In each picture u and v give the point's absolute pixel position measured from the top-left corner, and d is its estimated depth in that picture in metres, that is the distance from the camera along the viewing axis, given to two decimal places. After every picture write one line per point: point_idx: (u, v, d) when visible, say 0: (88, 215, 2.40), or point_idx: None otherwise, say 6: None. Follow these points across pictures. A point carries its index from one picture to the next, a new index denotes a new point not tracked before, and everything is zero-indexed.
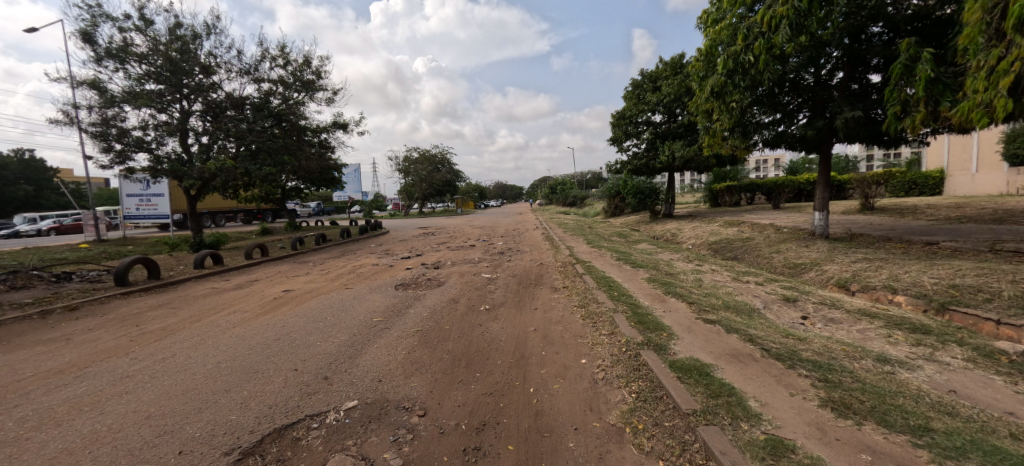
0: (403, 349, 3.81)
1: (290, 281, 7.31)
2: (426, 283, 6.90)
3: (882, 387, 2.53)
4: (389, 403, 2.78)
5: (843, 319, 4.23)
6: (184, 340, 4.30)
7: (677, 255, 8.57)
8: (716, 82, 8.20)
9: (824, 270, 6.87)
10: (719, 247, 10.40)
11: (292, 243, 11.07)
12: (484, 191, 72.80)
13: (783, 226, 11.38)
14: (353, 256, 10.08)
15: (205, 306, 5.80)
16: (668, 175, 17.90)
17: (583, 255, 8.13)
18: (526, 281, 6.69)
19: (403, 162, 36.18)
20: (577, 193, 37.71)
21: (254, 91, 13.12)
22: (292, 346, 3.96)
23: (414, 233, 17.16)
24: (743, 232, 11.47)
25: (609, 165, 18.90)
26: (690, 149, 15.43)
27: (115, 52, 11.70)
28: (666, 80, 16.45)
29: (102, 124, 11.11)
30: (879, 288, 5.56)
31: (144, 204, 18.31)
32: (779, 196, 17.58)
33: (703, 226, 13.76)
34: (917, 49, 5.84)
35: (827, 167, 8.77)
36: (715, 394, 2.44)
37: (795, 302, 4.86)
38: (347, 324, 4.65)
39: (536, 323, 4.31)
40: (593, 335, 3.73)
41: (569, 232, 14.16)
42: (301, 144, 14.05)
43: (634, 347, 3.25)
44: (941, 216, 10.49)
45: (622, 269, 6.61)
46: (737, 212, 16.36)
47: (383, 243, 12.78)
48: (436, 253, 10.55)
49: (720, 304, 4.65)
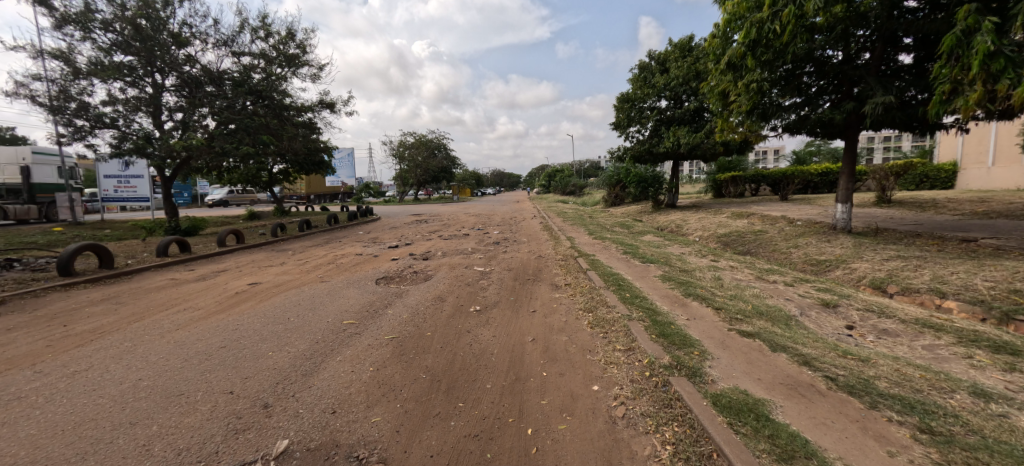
0: (372, 364, 3.10)
1: (260, 273, 6.56)
2: (411, 277, 6.18)
3: (1012, 445, 1.85)
4: (339, 449, 2.09)
5: (901, 332, 3.55)
6: (111, 347, 3.56)
7: (688, 248, 7.90)
8: (737, 58, 7.35)
9: (854, 268, 6.20)
10: (730, 240, 9.70)
11: (272, 229, 10.30)
12: (481, 180, 72.06)
13: (797, 219, 10.72)
14: (336, 245, 9.35)
15: (155, 301, 5.05)
16: (673, 163, 17.17)
17: (586, 247, 7.44)
18: (523, 276, 5.99)
19: (399, 147, 35.21)
20: (576, 182, 36.89)
21: (233, 64, 12.19)
22: (237, 359, 3.23)
23: (407, 220, 16.40)
24: (754, 225, 10.79)
25: (610, 151, 18.12)
26: (697, 136, 14.71)
27: (77, 18, 10.72)
28: (675, 63, 15.70)
29: (63, 97, 10.20)
30: (925, 292, 4.88)
31: (123, 186, 17.48)
32: (787, 187, 16.85)
33: (710, 217, 13.09)
34: (977, 20, 5.04)
35: (853, 155, 8.01)
36: (787, 455, 1.76)
37: (836, 308, 4.16)
38: (311, 328, 3.92)
39: (535, 332, 3.59)
40: (606, 351, 3.03)
41: (569, 222, 13.43)
42: (285, 124, 13.15)
43: (661, 372, 2.55)
44: (967, 210, 9.81)
45: (631, 264, 5.92)
46: (743, 204, 15.73)
47: (371, 231, 12.04)
48: (427, 242, 9.85)
49: (751, 310, 3.95)
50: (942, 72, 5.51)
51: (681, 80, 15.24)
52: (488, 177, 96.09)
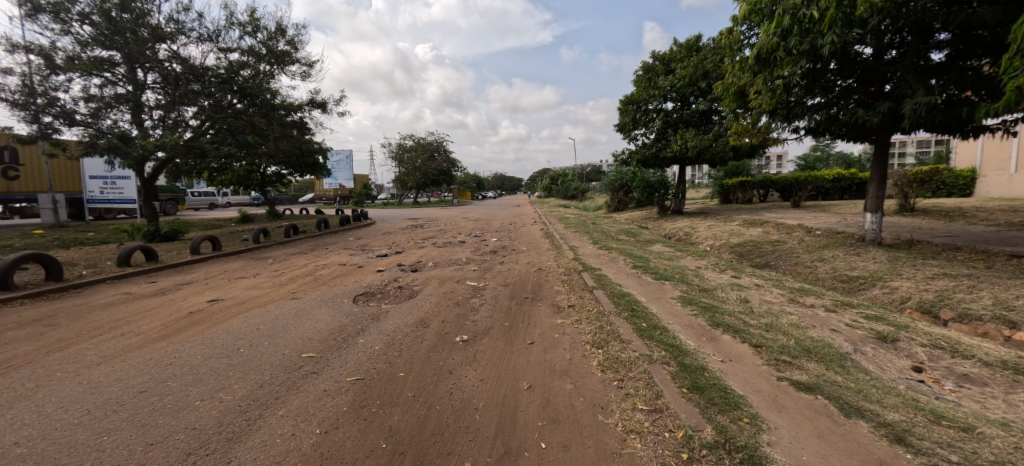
0: (320, 423, 2.41)
1: (228, 286, 5.88)
2: (395, 293, 5.50)
3: None
4: None
5: (988, 380, 2.87)
6: (8, 389, 2.88)
7: (702, 260, 7.21)
8: (760, 50, 6.64)
9: (893, 287, 5.51)
10: (745, 251, 8.99)
11: (255, 235, 9.65)
12: (481, 183, 71.65)
13: (816, 229, 10.02)
14: (321, 253, 8.69)
15: (94, 322, 4.36)
16: (680, 167, 16.49)
17: (591, 259, 6.77)
18: (521, 293, 5.31)
19: (397, 149, 34.61)
20: (578, 185, 36.30)
21: (218, 60, 11.56)
22: (151, 415, 2.54)
23: (402, 224, 15.77)
24: (769, 234, 10.09)
25: (615, 155, 17.45)
26: (705, 139, 14.04)
27: (51, 9, 10.11)
28: (682, 63, 15.08)
29: (33, 93, 9.58)
30: (989, 320, 4.19)
31: (109, 187, 16.87)
32: (799, 194, 16.15)
33: (721, 225, 12.40)
34: None
35: (884, 160, 7.31)
36: None
37: (895, 343, 3.47)
38: (261, 364, 3.24)
39: (532, 376, 2.88)
40: (624, 411, 2.33)
41: (571, 228, 12.75)
42: (274, 123, 12.50)
43: (705, 455, 1.86)
44: (1001, 220, 9.10)
45: (643, 281, 5.22)
46: (754, 211, 15.05)
47: (362, 237, 11.37)
48: (419, 250, 9.17)
49: (795, 346, 3.26)
50: (1012, 64, 4.63)
51: (688, 81, 14.60)
52: (489, 180, 95.68)
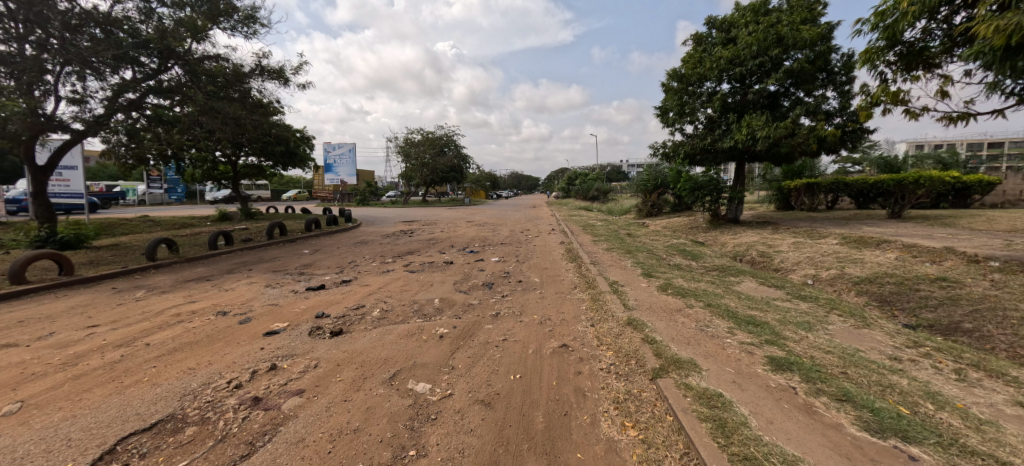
0: None
1: None
2: (225, 428, 2.37)
3: None
4: None
5: None
6: None
7: (866, 327, 3.86)
8: None
9: None
10: (891, 295, 5.64)
11: (152, 246, 6.73)
12: (496, 181, 68.62)
13: (987, 257, 6.53)
14: (224, 284, 5.64)
15: None
16: (737, 164, 12.97)
17: (661, 328, 3.48)
18: (520, 453, 2.10)
19: (403, 144, 31.73)
20: (600, 185, 32.69)
21: (132, 9, 8.63)
22: None
23: (393, 229, 12.87)
24: (911, 265, 6.67)
25: (654, 148, 14.01)
26: (777, 127, 10.50)
27: None
28: (749, 28, 11.40)
29: None
30: None
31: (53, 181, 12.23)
32: (902, 202, 12.38)
33: (812, 243, 8.97)
34: None
35: None
36: None
37: None
38: None
39: None
40: None
41: (603, 243, 9.53)
42: (217, 96, 9.61)
43: None
44: None
45: (845, 445, 1.92)
46: (842, 223, 11.51)
47: (320, 250, 8.41)
48: (377, 280, 6.02)
49: None
50: None
51: (757, 51, 11.00)
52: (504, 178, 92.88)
